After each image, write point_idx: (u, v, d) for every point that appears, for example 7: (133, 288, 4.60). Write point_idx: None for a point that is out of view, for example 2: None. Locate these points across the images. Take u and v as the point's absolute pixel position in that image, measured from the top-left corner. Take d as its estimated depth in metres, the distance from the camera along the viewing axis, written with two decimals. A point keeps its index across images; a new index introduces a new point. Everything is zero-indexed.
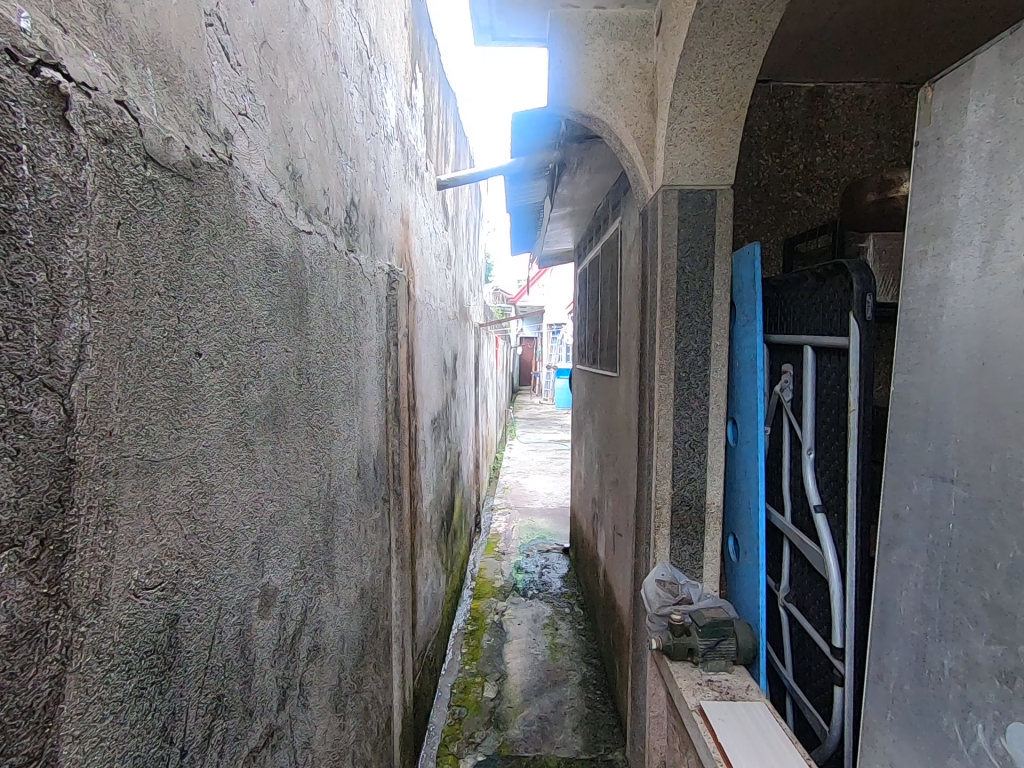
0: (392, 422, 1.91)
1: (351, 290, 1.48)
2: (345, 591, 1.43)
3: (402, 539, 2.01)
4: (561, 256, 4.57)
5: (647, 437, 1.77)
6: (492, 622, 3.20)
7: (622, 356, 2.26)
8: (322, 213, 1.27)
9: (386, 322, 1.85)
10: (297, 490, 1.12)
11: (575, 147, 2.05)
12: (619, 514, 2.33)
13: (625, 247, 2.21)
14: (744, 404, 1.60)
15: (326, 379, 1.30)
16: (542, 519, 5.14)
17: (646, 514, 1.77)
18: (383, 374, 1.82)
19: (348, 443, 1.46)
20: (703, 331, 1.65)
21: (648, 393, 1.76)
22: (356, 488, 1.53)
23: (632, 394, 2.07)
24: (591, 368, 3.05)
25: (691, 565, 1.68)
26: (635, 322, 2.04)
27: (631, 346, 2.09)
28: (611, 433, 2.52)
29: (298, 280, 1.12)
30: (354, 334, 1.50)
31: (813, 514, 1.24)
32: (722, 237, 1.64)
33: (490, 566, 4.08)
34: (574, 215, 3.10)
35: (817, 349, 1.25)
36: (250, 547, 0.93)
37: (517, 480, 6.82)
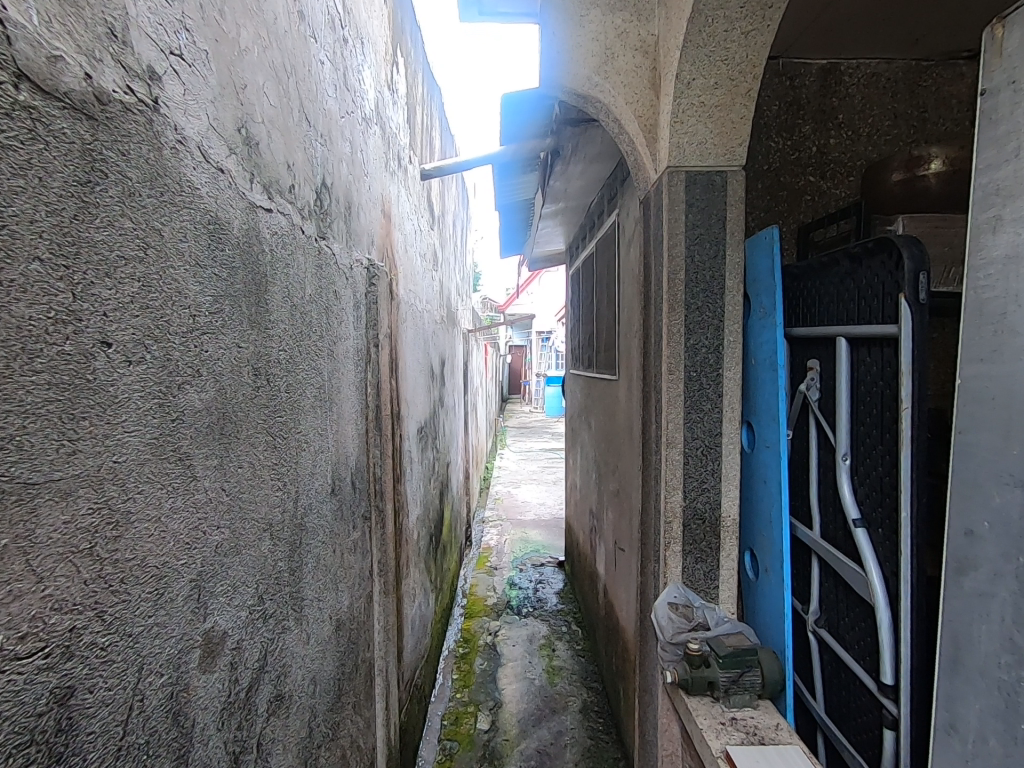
0: (373, 432, 1.74)
1: (324, 282, 1.31)
2: (318, 626, 1.25)
3: (385, 561, 1.82)
4: (551, 258, 4.43)
5: (654, 445, 1.62)
6: (484, 644, 3.01)
7: (622, 358, 2.11)
8: (284, 190, 1.10)
9: (365, 321, 1.68)
10: (253, 512, 0.95)
11: (569, 132, 1.90)
12: (621, 527, 2.16)
13: (624, 240, 2.06)
14: (762, 407, 1.45)
15: (291, 383, 1.12)
16: (536, 532, 4.96)
17: (654, 529, 1.61)
18: (363, 379, 1.65)
19: (320, 455, 1.29)
20: (714, 326, 1.50)
21: (655, 396, 1.60)
22: (331, 506, 1.35)
23: (635, 398, 1.91)
24: (587, 373, 2.89)
25: (705, 585, 1.52)
26: (636, 320, 1.89)
27: (632, 346, 1.94)
28: (610, 441, 2.36)
29: (254, 264, 0.95)
30: (327, 332, 1.33)
31: (853, 528, 1.09)
32: (733, 223, 1.50)
33: (482, 582, 3.89)
34: (566, 211, 2.96)
35: (853, 341, 1.11)
36: (188, 584, 0.76)
37: (509, 490, 6.63)
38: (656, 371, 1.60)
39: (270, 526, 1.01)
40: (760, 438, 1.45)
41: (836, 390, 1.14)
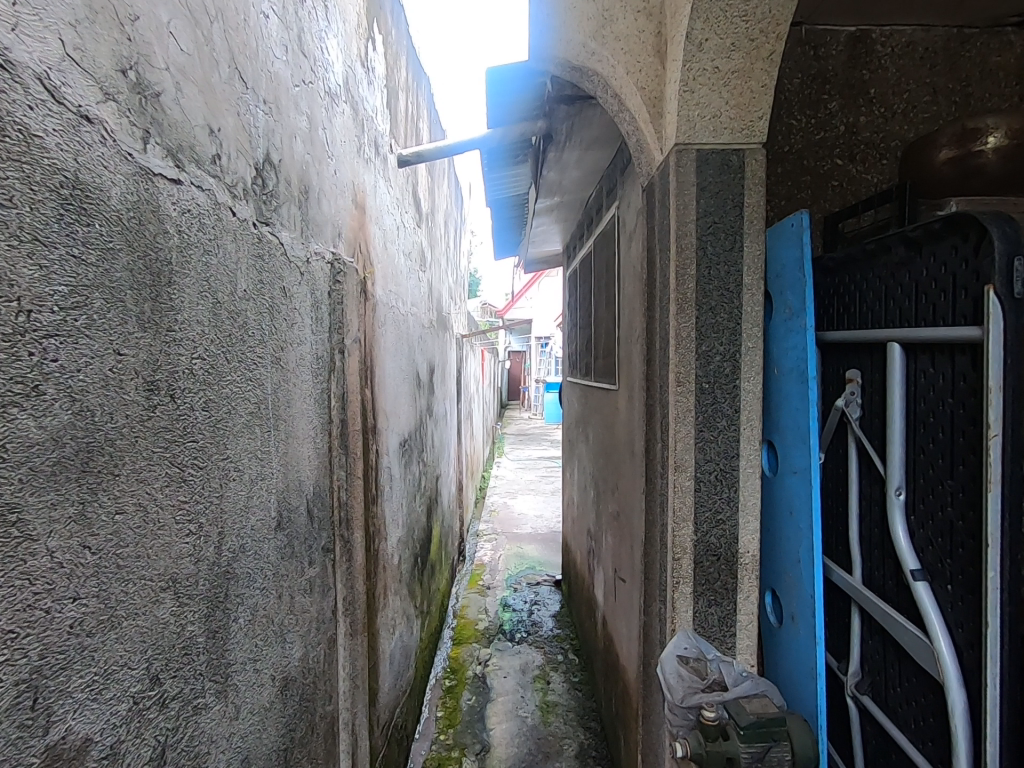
0: (339, 450, 1.52)
1: (266, 277, 1.10)
2: (254, 691, 1.04)
3: (354, 598, 1.60)
4: (548, 260, 4.23)
5: (660, 467, 1.40)
6: (474, 675, 2.78)
7: (623, 366, 1.89)
8: (203, 160, 0.88)
9: (328, 325, 1.47)
10: (144, 568, 0.73)
11: (563, 112, 1.70)
12: (621, 554, 1.94)
13: (625, 235, 1.85)
14: (786, 423, 1.24)
15: (214, 399, 0.91)
16: (531, 546, 4.73)
17: (660, 564, 1.39)
18: (324, 390, 1.44)
19: (260, 484, 1.07)
20: (731, 331, 1.29)
21: (661, 411, 1.39)
22: (275, 544, 1.14)
23: (637, 411, 1.69)
24: (585, 381, 2.68)
25: (720, 633, 1.30)
26: (639, 324, 1.68)
27: (634, 353, 1.72)
28: (609, 458, 2.14)
29: (149, 247, 0.74)
30: (270, 337, 1.12)
31: (912, 582, 0.88)
32: (752, 210, 1.28)
33: (473, 602, 3.65)
34: (563, 207, 2.75)
35: (911, 348, 0.89)
36: (11, 687, 0.53)
37: (505, 501, 6.40)
38: (662, 382, 1.38)
39: (175, 581, 0.80)
40: (785, 460, 1.24)
41: (888, 407, 0.92)
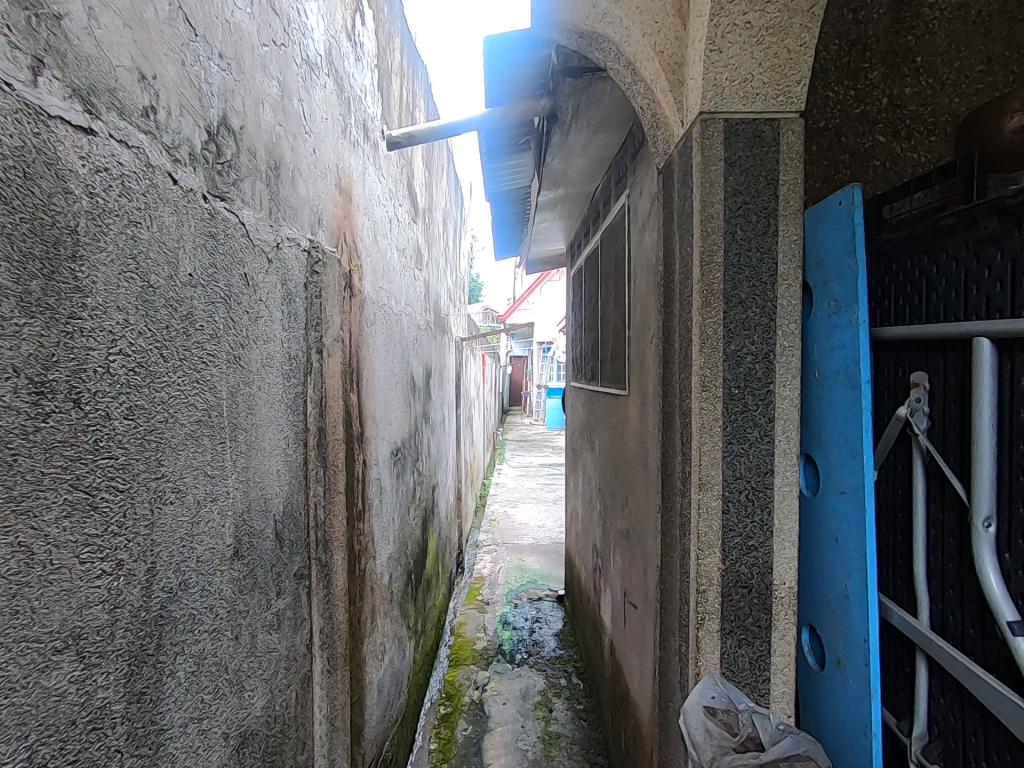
0: (316, 464, 1.35)
1: (221, 263, 0.94)
2: (199, 756, 0.86)
3: (334, 629, 1.43)
4: (551, 260, 4.07)
5: (680, 483, 1.23)
6: (471, 701, 2.59)
7: (634, 370, 1.72)
8: (129, 112, 0.72)
9: (304, 321, 1.30)
10: (27, 627, 0.56)
11: (569, 87, 1.53)
12: (632, 576, 1.76)
13: (638, 226, 1.69)
14: (829, 435, 1.07)
15: (144, 405, 0.74)
16: (533, 558, 4.54)
17: (681, 595, 1.21)
18: (298, 395, 1.27)
19: (210, 506, 0.90)
20: (764, 328, 1.12)
21: (681, 420, 1.22)
22: (230, 576, 0.96)
23: (652, 420, 1.52)
24: (590, 386, 2.51)
25: (751, 678, 1.12)
26: (653, 322, 1.51)
27: (648, 354, 1.55)
28: (618, 470, 1.96)
29: (38, 210, 0.57)
30: (225, 333, 0.95)
31: (1009, 638, 0.70)
32: (788, 189, 1.11)
33: (471, 619, 3.47)
34: (567, 200, 2.59)
35: (1005, 345, 0.72)
36: None
37: (506, 510, 6.21)
38: (682, 387, 1.21)
39: (78, 638, 0.62)
40: (827, 478, 1.07)
41: (971, 414, 0.76)
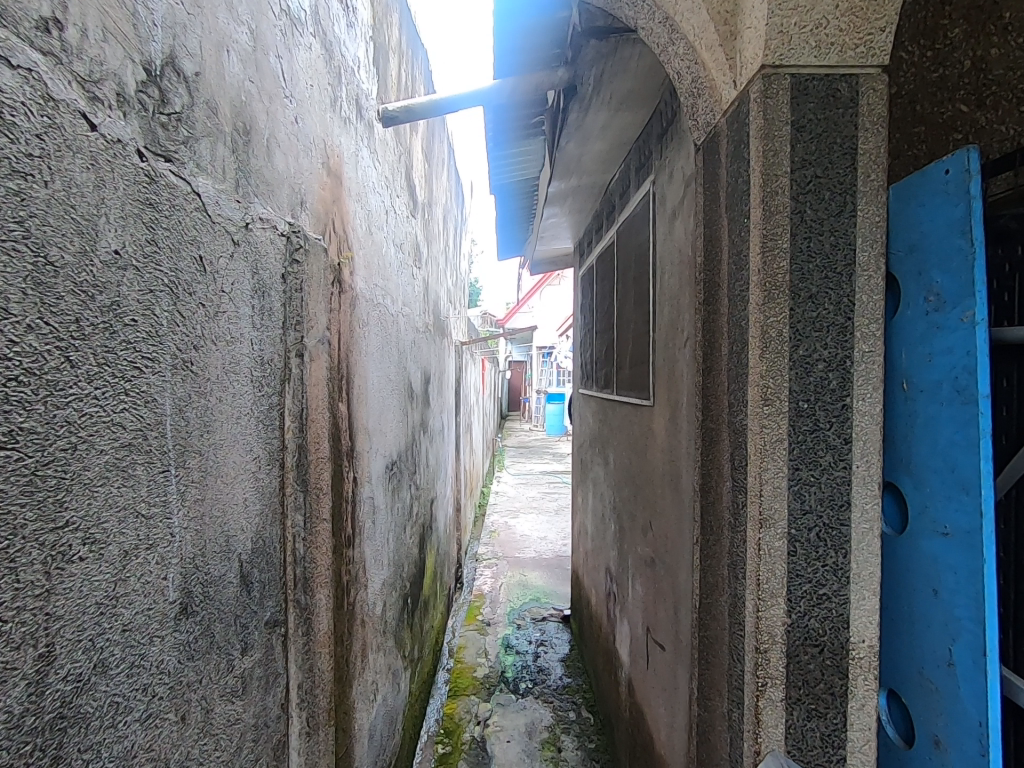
0: (295, 487, 1.14)
1: (165, 240, 0.73)
2: None
3: (316, 681, 1.22)
4: (557, 259, 3.87)
5: (731, 515, 1.02)
6: (471, 737, 2.38)
7: (661, 378, 1.52)
8: (13, 19, 0.51)
9: (282, 319, 1.10)
10: None
11: (592, 55, 1.34)
12: (657, 612, 1.55)
13: (667, 214, 1.49)
14: (924, 460, 0.87)
15: (38, 428, 0.53)
16: (536, 573, 4.32)
17: (732, 650, 1.01)
18: (272, 407, 1.06)
19: (146, 555, 0.69)
20: (840, 329, 0.92)
21: (733, 438, 1.02)
22: (176, 642, 0.75)
23: (687, 436, 1.32)
24: (605, 395, 2.30)
25: (824, 758, 0.92)
26: (688, 323, 1.31)
27: (682, 360, 1.35)
28: (640, 489, 1.75)
29: None
30: (171, 330, 0.75)
31: None
32: (868, 159, 0.92)
33: (471, 642, 3.25)
34: (579, 193, 2.40)
35: None
36: None
37: (506, 520, 6.00)
38: (734, 400, 1.01)
39: None
40: (923, 513, 0.86)
41: None
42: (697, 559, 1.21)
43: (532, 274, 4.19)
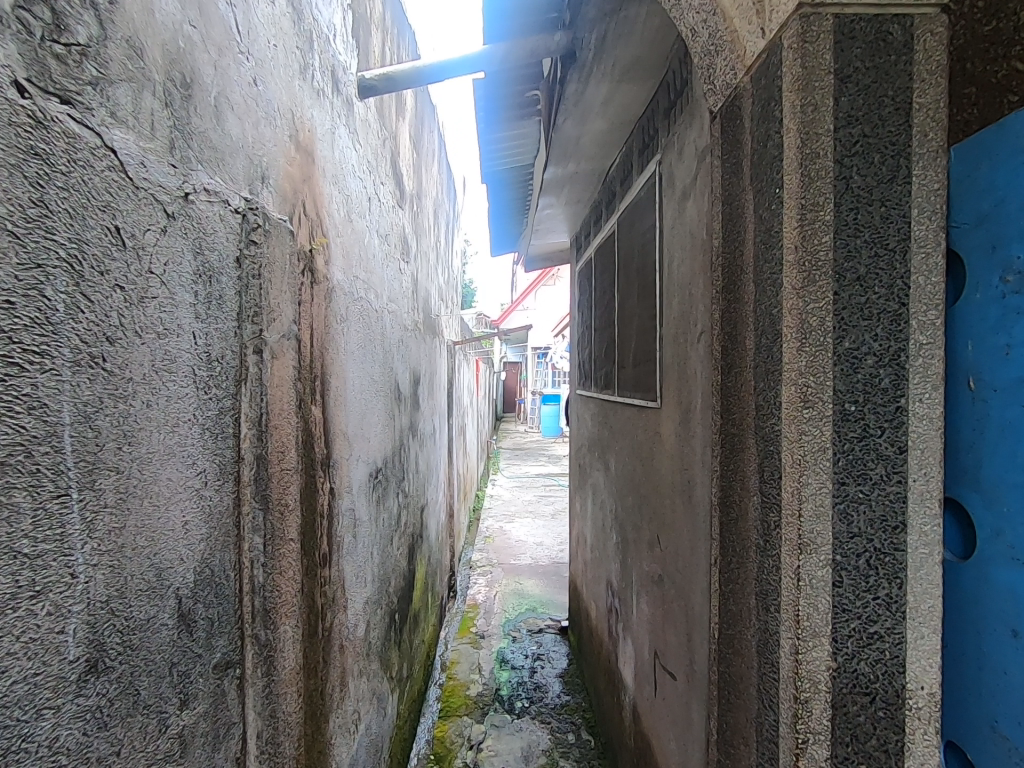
0: (254, 505, 0.99)
1: (59, 203, 0.58)
2: None
3: (280, 725, 1.06)
4: (553, 255, 3.73)
5: (760, 535, 0.88)
6: (464, 764, 2.22)
7: (670, 377, 1.37)
8: None
9: (236, 310, 0.94)
10: None
11: (594, 16, 1.19)
12: (666, 636, 1.41)
13: (676, 196, 1.34)
14: (999, 475, 0.72)
15: None
16: (532, 581, 4.17)
17: (762, 694, 0.86)
18: (223, 412, 0.91)
19: (26, 608, 0.53)
20: (893, 317, 0.77)
21: (762, 446, 0.87)
22: (78, 711, 0.60)
23: (701, 442, 1.17)
24: (605, 396, 2.15)
25: None
26: (703, 315, 1.16)
27: (695, 357, 1.21)
28: (645, 499, 1.61)
29: None
30: (70, 317, 0.59)
31: None
32: (926, 116, 0.77)
33: (464, 656, 3.09)
34: (577, 182, 2.25)
35: None
36: None
37: (501, 525, 5.85)
38: (764, 401, 0.87)
39: None
40: (997, 539, 0.71)
41: None
42: (716, 583, 1.06)
43: (527, 271, 4.04)
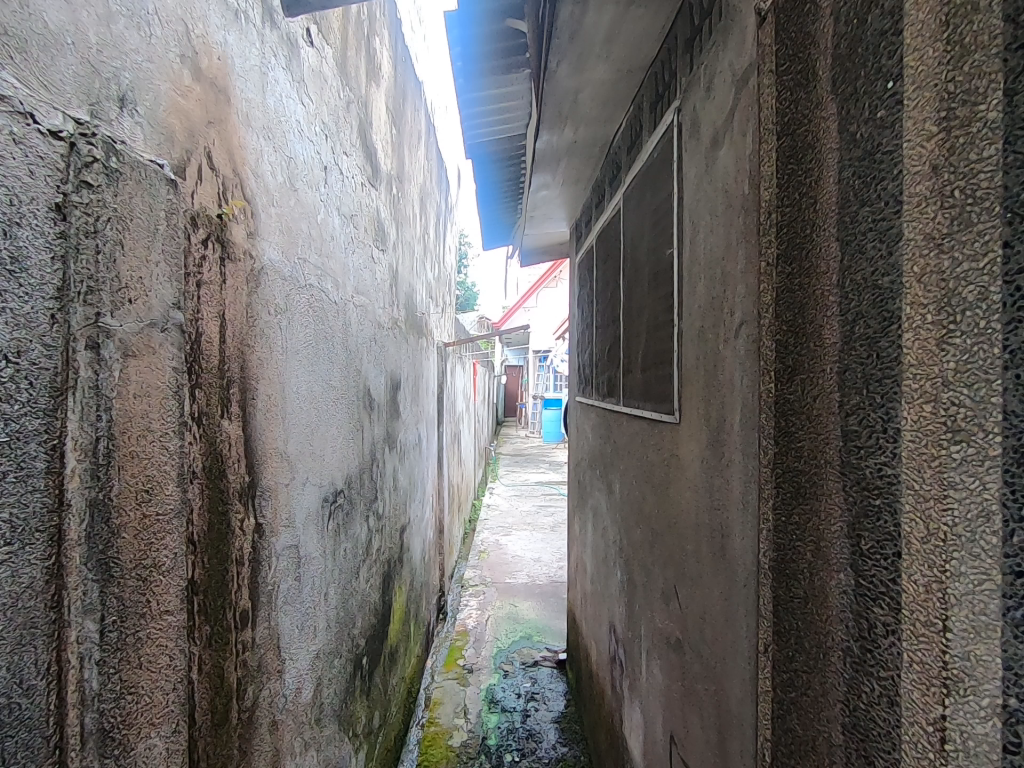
0: (86, 577, 0.65)
1: None
2: None
3: None
4: (551, 248, 3.42)
5: (859, 639, 0.55)
6: None
7: (694, 385, 1.05)
8: None
9: (56, 284, 0.62)
10: None
11: None
12: (687, 722, 1.08)
13: (703, 147, 1.02)
14: None
15: None
16: (528, 604, 3.84)
17: None
18: (15, 439, 0.57)
19: None
20: None
21: (860, 497, 0.55)
22: None
23: (741, 477, 0.85)
24: (608, 405, 1.83)
25: None
26: (745, 300, 0.84)
27: (732, 358, 0.88)
28: (658, 537, 1.28)
29: None
30: None
31: None
32: None
33: (449, 695, 2.76)
34: (576, 155, 1.94)
35: None
36: None
37: (497, 538, 5.52)
38: (869, 425, 0.54)
39: None
40: None
41: None
42: (767, 685, 0.73)
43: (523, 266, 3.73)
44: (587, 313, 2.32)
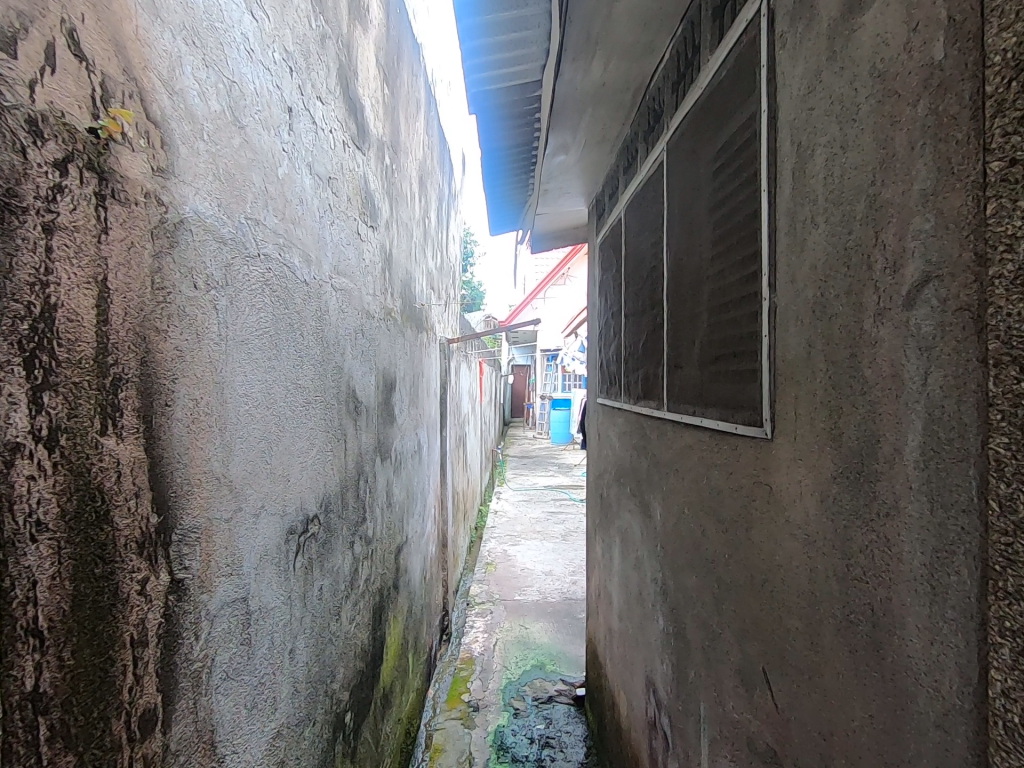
0: None
1: None
2: None
3: None
4: (567, 230, 3.09)
5: None
6: None
7: (806, 384, 0.71)
8: None
9: None
10: None
11: None
12: None
13: (823, 26, 0.68)
14: None
15: None
16: (539, 625, 3.51)
17: None
18: None
19: None
20: None
21: None
22: None
23: (925, 541, 0.51)
24: (645, 409, 1.49)
25: None
26: (936, 242, 0.50)
27: (901, 342, 0.54)
28: (731, 592, 0.94)
29: None
30: None
31: None
32: None
33: (452, 738, 2.43)
34: (606, 103, 1.61)
35: None
36: None
37: (504, 547, 5.19)
38: None
39: None
40: None
41: None
42: None
43: (533, 253, 3.40)
44: (613, 301, 1.98)
